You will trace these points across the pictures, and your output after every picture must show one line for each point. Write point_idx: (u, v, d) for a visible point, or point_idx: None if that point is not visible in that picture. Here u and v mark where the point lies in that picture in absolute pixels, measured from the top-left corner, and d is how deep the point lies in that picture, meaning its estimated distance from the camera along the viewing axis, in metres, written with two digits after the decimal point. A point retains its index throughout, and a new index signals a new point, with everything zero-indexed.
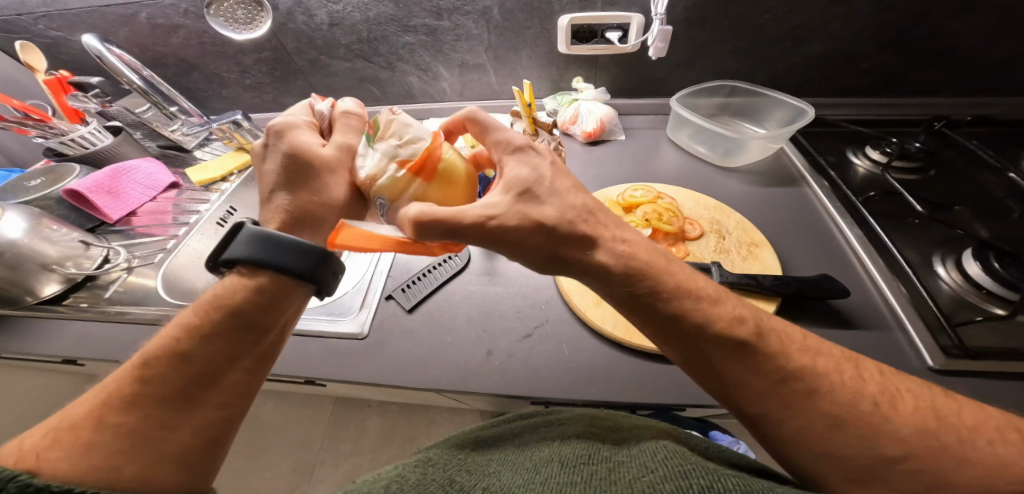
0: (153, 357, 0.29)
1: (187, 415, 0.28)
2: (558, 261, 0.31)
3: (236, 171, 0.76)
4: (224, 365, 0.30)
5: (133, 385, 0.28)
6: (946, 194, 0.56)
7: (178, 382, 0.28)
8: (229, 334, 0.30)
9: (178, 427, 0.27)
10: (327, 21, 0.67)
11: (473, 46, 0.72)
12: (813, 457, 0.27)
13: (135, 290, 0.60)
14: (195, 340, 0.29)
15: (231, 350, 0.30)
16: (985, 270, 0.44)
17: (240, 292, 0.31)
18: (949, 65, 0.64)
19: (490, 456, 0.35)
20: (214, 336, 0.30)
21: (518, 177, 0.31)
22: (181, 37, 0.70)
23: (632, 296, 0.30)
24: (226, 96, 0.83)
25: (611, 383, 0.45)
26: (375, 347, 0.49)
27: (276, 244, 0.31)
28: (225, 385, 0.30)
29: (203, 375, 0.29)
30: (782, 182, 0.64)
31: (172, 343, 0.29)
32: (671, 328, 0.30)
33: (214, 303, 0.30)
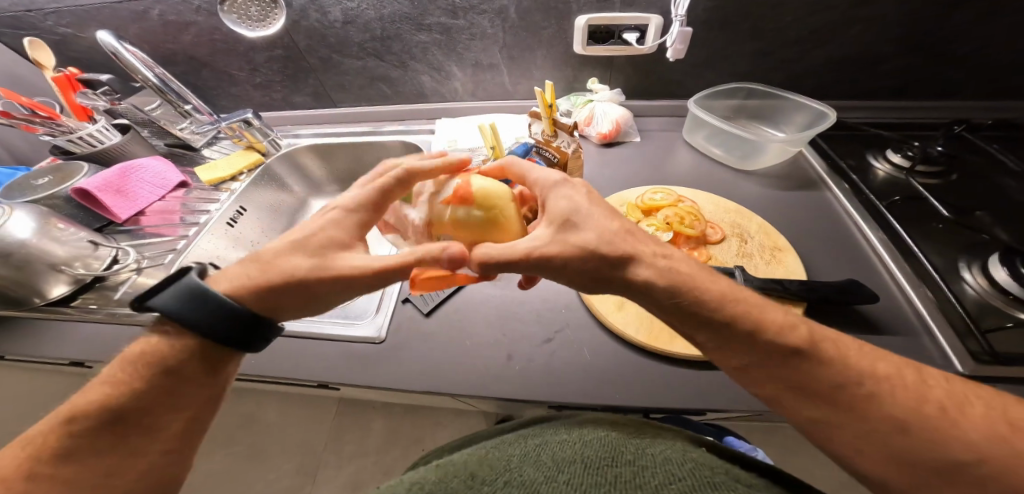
0: (81, 411, 0.30)
1: (127, 462, 0.30)
2: (601, 279, 0.32)
3: (246, 170, 0.75)
4: (160, 415, 0.31)
5: (68, 438, 0.29)
6: (968, 198, 0.55)
7: (109, 433, 0.30)
8: (162, 390, 0.32)
9: (117, 473, 0.29)
10: (341, 18, 0.66)
11: (487, 46, 0.71)
12: (886, 461, 0.28)
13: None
14: (124, 394, 0.31)
15: (161, 401, 0.31)
16: (1012, 275, 0.43)
17: (168, 348, 0.32)
18: (969, 69, 0.64)
19: (509, 451, 0.33)
20: (141, 390, 0.31)
21: (560, 208, 0.33)
22: (192, 34, 0.69)
23: (679, 308, 0.31)
24: (235, 95, 0.82)
25: (634, 388, 0.44)
26: (393, 351, 0.48)
27: (201, 309, 0.32)
28: (166, 433, 0.32)
29: (136, 424, 0.31)
30: (801, 185, 0.63)
31: (99, 402, 0.30)
32: (723, 335, 0.31)
33: (138, 360, 0.32)
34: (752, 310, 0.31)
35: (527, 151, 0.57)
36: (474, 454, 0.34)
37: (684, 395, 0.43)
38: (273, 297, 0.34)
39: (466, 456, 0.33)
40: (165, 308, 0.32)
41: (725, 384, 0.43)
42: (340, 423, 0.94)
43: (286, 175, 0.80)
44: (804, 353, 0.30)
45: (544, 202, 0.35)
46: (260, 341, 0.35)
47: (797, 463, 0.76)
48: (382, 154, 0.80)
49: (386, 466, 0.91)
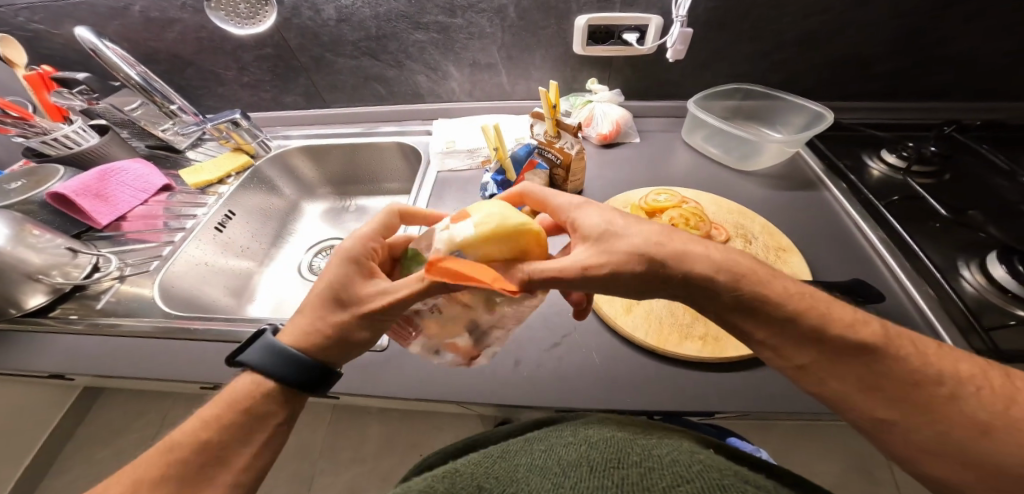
0: (177, 442, 0.31)
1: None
2: (657, 281, 0.31)
3: (234, 172, 0.71)
4: (235, 449, 0.31)
5: (159, 469, 0.29)
6: (962, 198, 0.56)
7: (193, 465, 0.30)
8: (241, 428, 0.32)
9: None
10: (335, 16, 0.64)
11: (486, 45, 0.70)
12: (956, 461, 0.28)
13: (129, 300, 0.54)
14: (213, 431, 0.31)
15: (241, 436, 0.31)
16: (1010, 273, 0.44)
17: (253, 392, 0.33)
18: (958, 71, 0.65)
19: (514, 459, 0.31)
20: (228, 426, 0.31)
21: (593, 224, 0.33)
22: (177, 32, 0.66)
23: (742, 302, 0.31)
24: (222, 94, 0.78)
25: (648, 394, 0.43)
26: (396, 359, 0.46)
27: (286, 358, 0.33)
28: (236, 468, 0.31)
29: (214, 458, 0.30)
30: (800, 186, 0.63)
31: (190, 434, 0.31)
32: (790, 331, 0.31)
33: (229, 403, 0.32)
34: (818, 305, 0.32)
35: (529, 153, 0.57)
36: (478, 462, 0.32)
37: (696, 399, 0.42)
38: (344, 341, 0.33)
39: (470, 464, 0.31)
40: (256, 364, 0.33)
41: (737, 386, 0.43)
42: (336, 429, 0.91)
43: (277, 178, 0.78)
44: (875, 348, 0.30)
45: (573, 223, 0.34)
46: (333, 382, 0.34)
47: (799, 460, 0.76)
48: (378, 155, 0.78)
49: (383, 472, 0.87)
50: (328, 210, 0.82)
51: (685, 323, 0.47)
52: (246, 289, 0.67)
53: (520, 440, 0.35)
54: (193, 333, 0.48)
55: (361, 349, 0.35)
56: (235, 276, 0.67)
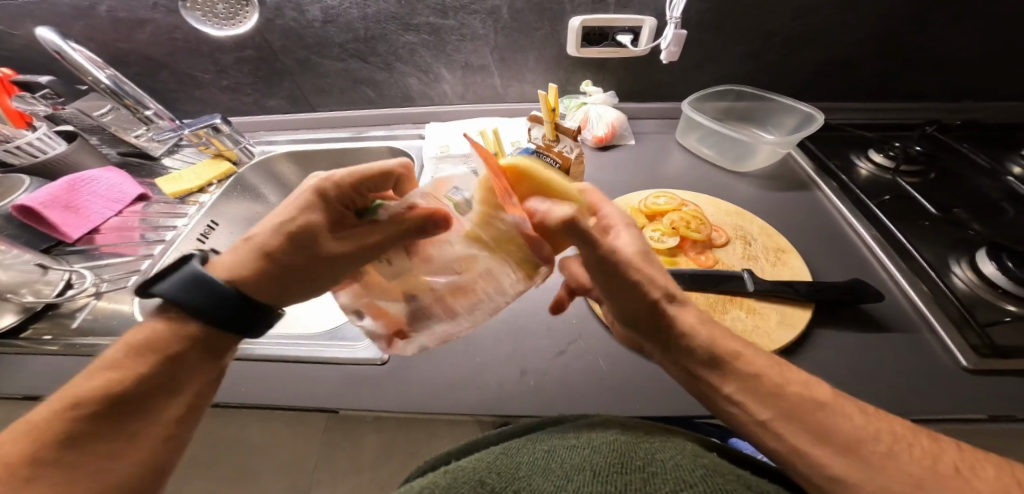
0: (83, 394, 0.26)
1: (122, 447, 0.26)
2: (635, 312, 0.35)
3: (215, 180, 0.67)
4: (159, 399, 0.28)
5: (68, 423, 0.25)
6: (947, 196, 0.58)
7: (111, 418, 0.26)
8: (164, 376, 0.29)
9: (116, 457, 0.25)
10: (321, 17, 0.61)
11: (479, 47, 0.68)
12: None
13: (108, 317, 0.51)
14: (130, 379, 0.27)
15: (167, 383, 0.29)
16: (1001, 270, 0.45)
17: (175, 336, 0.30)
18: (937, 73, 0.68)
19: (516, 456, 0.30)
20: (152, 372, 0.28)
21: (634, 244, 0.34)
22: (149, 33, 0.62)
23: (716, 360, 0.32)
24: (199, 98, 0.73)
25: (657, 400, 0.42)
26: (398, 372, 0.44)
27: (212, 293, 0.30)
28: (162, 417, 0.28)
29: (134, 408, 0.27)
30: (793, 186, 0.64)
31: (104, 385, 0.27)
32: (752, 390, 0.30)
33: (144, 349, 0.28)
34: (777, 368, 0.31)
35: (527, 157, 0.55)
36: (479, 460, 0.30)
37: (705, 405, 0.42)
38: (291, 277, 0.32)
39: (469, 462, 0.30)
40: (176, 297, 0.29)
41: None
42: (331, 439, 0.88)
43: (261, 185, 0.74)
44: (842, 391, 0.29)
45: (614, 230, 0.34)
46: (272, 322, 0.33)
47: None
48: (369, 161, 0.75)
49: (381, 479, 0.87)
50: None
51: None
52: None
53: (522, 438, 0.33)
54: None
55: (305, 291, 0.33)
56: None
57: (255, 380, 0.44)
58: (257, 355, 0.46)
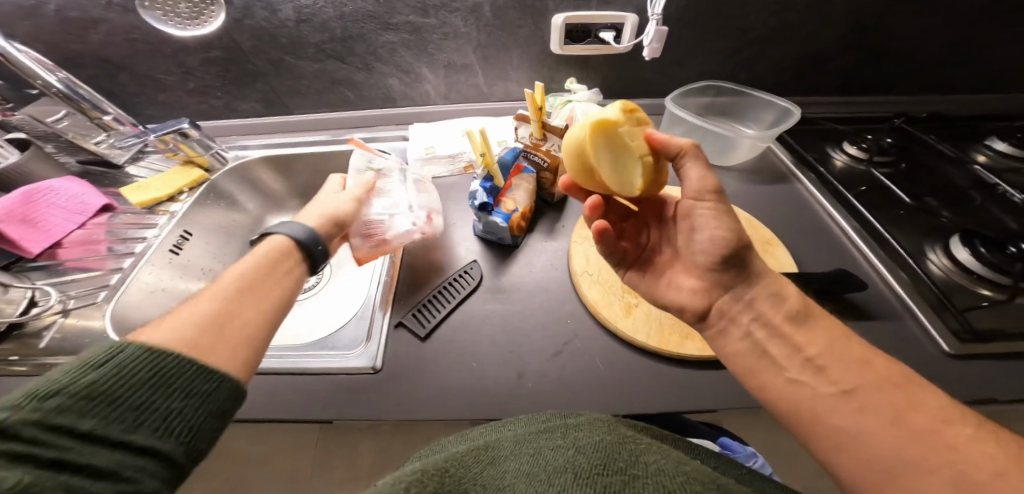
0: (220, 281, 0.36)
1: (237, 314, 0.33)
2: (734, 261, 0.37)
3: (186, 188, 0.64)
4: (259, 291, 0.36)
5: (209, 295, 0.34)
6: (919, 185, 0.61)
7: (231, 294, 0.35)
8: (263, 276, 0.38)
9: (234, 320, 0.33)
10: (294, 16, 0.58)
11: (460, 46, 0.67)
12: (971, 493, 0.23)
13: (78, 336, 0.47)
14: (244, 274, 0.37)
15: (264, 281, 0.38)
16: (974, 255, 0.47)
17: (274, 254, 0.41)
18: (903, 67, 0.71)
19: (502, 466, 0.29)
20: (255, 272, 0.38)
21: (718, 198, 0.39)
22: (103, 33, 0.57)
23: (798, 315, 0.35)
24: (162, 102, 0.69)
25: (653, 397, 0.42)
26: (391, 382, 0.43)
27: (297, 230, 0.43)
28: (262, 304, 0.36)
29: (244, 293, 0.36)
30: (774, 179, 0.66)
31: (231, 275, 0.37)
32: (839, 355, 0.31)
33: (255, 259, 0.39)
34: (853, 343, 0.33)
35: (515, 156, 0.54)
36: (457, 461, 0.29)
37: (701, 398, 0.42)
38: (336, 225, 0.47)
39: (451, 460, 0.29)
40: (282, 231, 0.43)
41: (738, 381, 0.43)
42: (326, 448, 0.85)
43: (237, 192, 0.70)
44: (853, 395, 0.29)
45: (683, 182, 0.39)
46: (322, 248, 0.44)
47: None
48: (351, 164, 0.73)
49: None
50: None
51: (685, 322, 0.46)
52: None
53: (510, 441, 0.33)
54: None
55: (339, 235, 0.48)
56: None
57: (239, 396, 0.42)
58: None
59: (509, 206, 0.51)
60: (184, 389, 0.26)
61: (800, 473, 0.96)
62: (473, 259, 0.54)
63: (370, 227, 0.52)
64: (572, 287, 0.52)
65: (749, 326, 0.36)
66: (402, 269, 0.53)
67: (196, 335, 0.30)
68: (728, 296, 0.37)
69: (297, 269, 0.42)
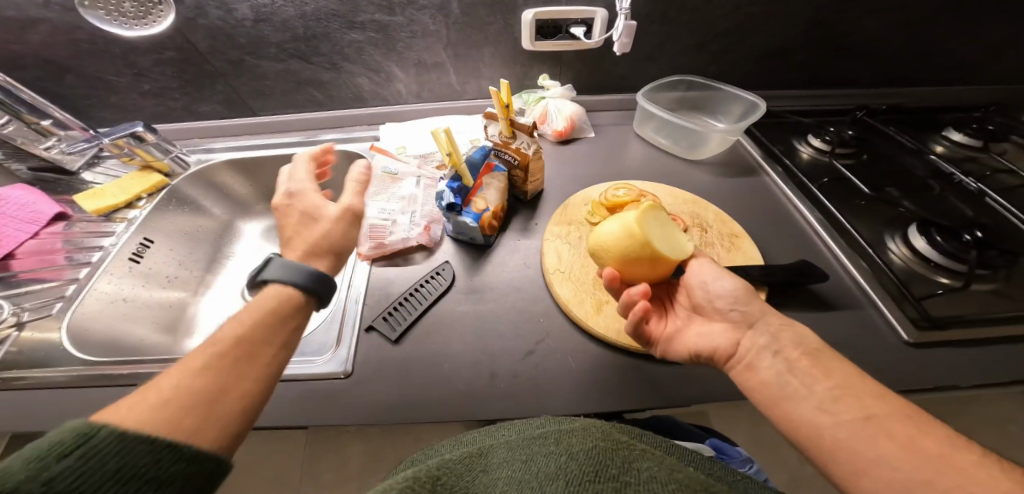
0: (218, 334, 0.28)
1: (233, 386, 0.26)
2: (751, 307, 0.39)
3: (145, 194, 0.61)
4: (265, 349, 0.29)
5: (202, 357, 0.26)
6: (880, 176, 0.63)
7: (229, 354, 0.27)
8: (271, 327, 0.30)
9: (229, 393, 0.25)
10: (252, 16, 0.56)
11: (430, 44, 0.66)
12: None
13: (34, 348, 0.45)
14: (250, 327, 0.29)
15: (269, 335, 0.29)
16: (930, 244, 0.49)
17: (283, 298, 0.32)
18: (865, 61, 0.73)
19: (493, 478, 0.29)
20: (260, 324, 0.29)
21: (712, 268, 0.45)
22: (43, 33, 0.54)
23: (818, 351, 0.34)
24: (118, 105, 0.66)
25: (625, 393, 0.43)
26: (362, 388, 0.42)
27: (303, 270, 0.33)
28: (269, 368, 0.28)
29: (245, 354, 0.27)
30: (743, 172, 0.67)
31: (234, 326, 0.29)
32: (857, 385, 0.31)
33: (264, 309, 0.31)
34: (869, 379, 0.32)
35: (485, 155, 0.53)
36: (447, 467, 0.30)
37: (672, 392, 0.43)
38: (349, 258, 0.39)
39: (442, 468, 0.30)
40: (275, 275, 0.32)
41: (706, 374, 0.44)
42: (314, 453, 0.84)
43: (201, 196, 0.67)
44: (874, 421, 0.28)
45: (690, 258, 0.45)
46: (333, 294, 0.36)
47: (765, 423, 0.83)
48: None
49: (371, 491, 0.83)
50: (268, 229, 0.74)
51: None
52: (179, 323, 0.58)
53: (503, 449, 0.33)
54: (129, 381, 0.42)
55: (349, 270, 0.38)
56: (165, 310, 0.58)
57: None
58: None
59: (479, 206, 0.51)
60: (159, 478, 0.20)
61: (783, 460, 0.98)
62: (446, 259, 0.54)
63: (373, 230, 0.52)
64: (545, 285, 0.52)
65: (778, 363, 0.34)
66: (372, 271, 0.52)
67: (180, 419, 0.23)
68: (755, 337, 0.37)
69: (306, 315, 0.33)
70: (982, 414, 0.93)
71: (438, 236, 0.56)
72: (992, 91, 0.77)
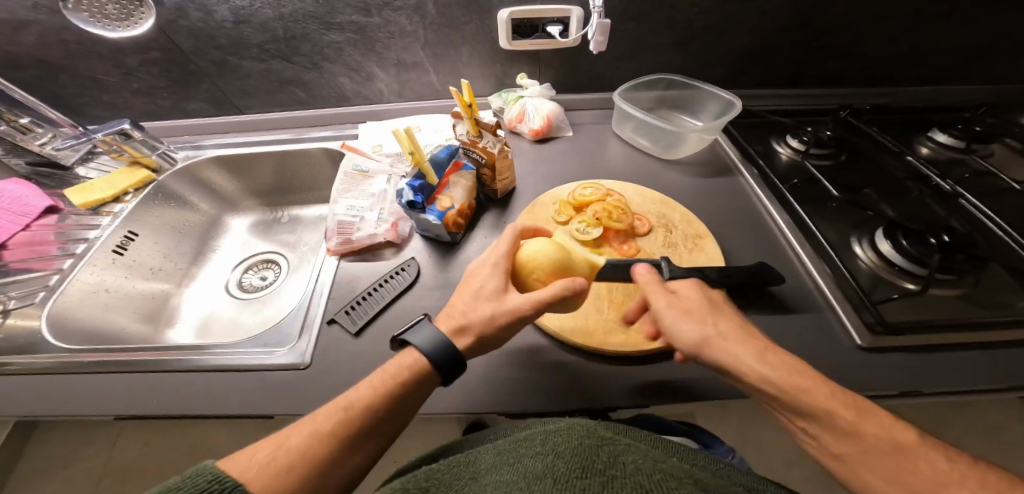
0: (351, 404, 0.35)
1: (340, 463, 0.33)
2: (694, 318, 0.38)
3: (132, 189, 0.63)
4: (377, 429, 0.35)
5: (331, 424, 0.33)
6: (857, 177, 0.62)
7: (349, 430, 0.34)
8: (387, 409, 0.36)
9: (337, 466, 0.33)
10: (231, 18, 0.58)
11: (408, 44, 0.67)
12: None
13: (17, 335, 0.48)
14: (371, 407, 0.35)
15: (381, 418, 0.35)
16: (895, 248, 0.48)
17: (406, 377, 0.37)
18: (850, 60, 0.71)
19: (483, 483, 0.29)
20: (377, 408, 0.35)
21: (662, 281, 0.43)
22: (35, 34, 0.56)
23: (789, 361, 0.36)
24: (110, 103, 0.69)
25: (577, 390, 0.43)
26: (322, 378, 0.43)
27: (445, 344, 0.38)
28: (372, 444, 0.35)
29: (362, 433, 0.34)
30: (719, 172, 0.67)
31: (362, 401, 0.35)
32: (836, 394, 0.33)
33: (386, 387, 0.36)
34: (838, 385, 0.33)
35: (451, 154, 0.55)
36: (435, 478, 0.32)
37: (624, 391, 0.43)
38: (484, 334, 0.39)
39: (431, 479, 0.31)
40: (417, 342, 0.38)
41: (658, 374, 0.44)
42: None
43: (188, 192, 0.70)
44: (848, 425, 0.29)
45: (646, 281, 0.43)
46: (458, 364, 0.38)
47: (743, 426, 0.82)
48: (308, 164, 0.73)
49: None
50: (254, 224, 0.76)
51: (609, 318, 0.48)
52: (161, 313, 0.62)
53: (491, 453, 0.34)
54: (106, 367, 0.45)
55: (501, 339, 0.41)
56: (147, 301, 0.61)
57: (170, 394, 0.43)
58: (174, 367, 0.45)
59: (446, 204, 0.52)
60: None
61: (769, 464, 0.97)
62: (413, 255, 0.55)
63: (341, 226, 0.53)
64: None
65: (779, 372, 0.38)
66: (339, 266, 0.54)
67: (289, 482, 0.30)
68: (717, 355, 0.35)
69: (427, 384, 0.38)
70: (972, 421, 0.91)
71: (406, 233, 0.57)
72: (986, 91, 0.75)
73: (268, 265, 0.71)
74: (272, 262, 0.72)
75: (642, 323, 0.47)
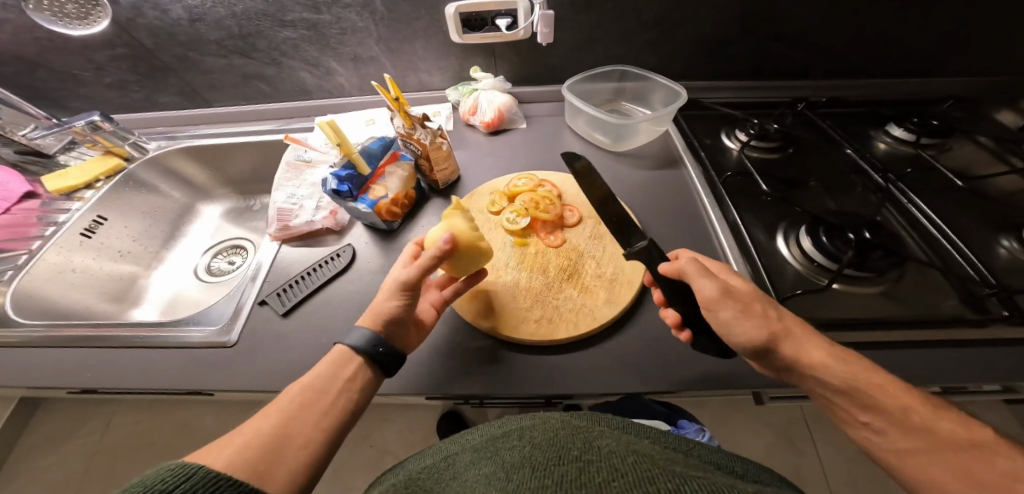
0: (294, 386, 0.36)
1: (290, 436, 0.32)
2: (758, 311, 0.37)
3: (103, 176, 0.68)
4: (324, 401, 0.35)
5: (279, 406, 0.34)
6: (801, 171, 0.61)
7: (297, 404, 0.34)
8: (329, 383, 0.37)
9: (290, 437, 0.32)
10: (186, 16, 0.61)
11: (362, 40, 0.68)
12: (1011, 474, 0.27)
13: None
14: (315, 383, 0.36)
15: (326, 393, 0.36)
16: (815, 244, 0.49)
17: (345, 355, 0.39)
18: (809, 51, 0.69)
19: (464, 477, 0.29)
20: (318, 383, 0.36)
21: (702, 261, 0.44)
22: (10, 32, 0.61)
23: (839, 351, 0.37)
24: (86, 96, 0.74)
25: (488, 374, 0.45)
26: (247, 354, 0.47)
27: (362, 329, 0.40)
28: (323, 419, 0.34)
29: (309, 404, 0.35)
30: (665, 165, 0.67)
31: (303, 381, 0.36)
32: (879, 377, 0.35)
33: (327, 365, 0.38)
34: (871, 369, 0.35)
35: (385, 146, 0.57)
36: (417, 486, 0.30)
37: (532, 378, 0.44)
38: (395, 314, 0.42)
39: (412, 486, 0.30)
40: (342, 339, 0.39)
41: (567, 361, 0.45)
42: None
43: (158, 180, 0.74)
44: (882, 390, 0.32)
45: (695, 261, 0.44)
46: (384, 348, 0.39)
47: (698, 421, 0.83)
48: (270, 154, 0.75)
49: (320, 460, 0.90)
50: (227, 211, 0.80)
51: (525, 307, 0.49)
52: (128, 293, 0.66)
53: (468, 452, 0.34)
54: (54, 341, 0.49)
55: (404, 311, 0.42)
56: (114, 281, 0.66)
57: (112, 365, 0.47)
58: (119, 341, 0.49)
59: (379, 193, 0.54)
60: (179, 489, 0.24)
61: None
62: (351, 242, 0.58)
63: (280, 213, 0.57)
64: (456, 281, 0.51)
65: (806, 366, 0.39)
66: (279, 250, 0.57)
67: (246, 455, 0.30)
68: (788, 352, 0.35)
69: (365, 372, 0.39)
70: None
71: (346, 220, 0.60)
72: (957, 84, 0.73)
73: (236, 250, 0.76)
74: (240, 248, 0.76)
75: (556, 313, 0.48)
